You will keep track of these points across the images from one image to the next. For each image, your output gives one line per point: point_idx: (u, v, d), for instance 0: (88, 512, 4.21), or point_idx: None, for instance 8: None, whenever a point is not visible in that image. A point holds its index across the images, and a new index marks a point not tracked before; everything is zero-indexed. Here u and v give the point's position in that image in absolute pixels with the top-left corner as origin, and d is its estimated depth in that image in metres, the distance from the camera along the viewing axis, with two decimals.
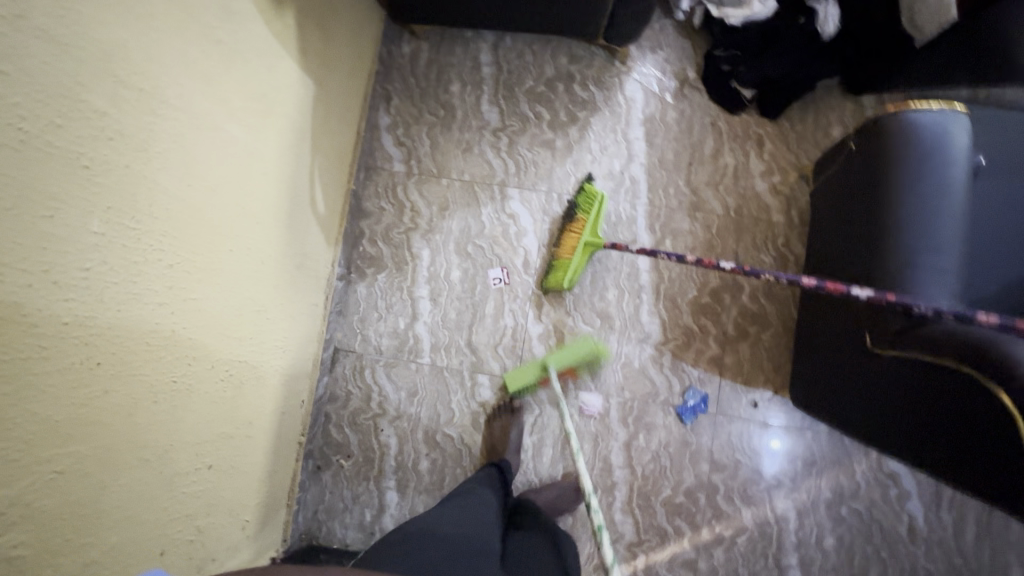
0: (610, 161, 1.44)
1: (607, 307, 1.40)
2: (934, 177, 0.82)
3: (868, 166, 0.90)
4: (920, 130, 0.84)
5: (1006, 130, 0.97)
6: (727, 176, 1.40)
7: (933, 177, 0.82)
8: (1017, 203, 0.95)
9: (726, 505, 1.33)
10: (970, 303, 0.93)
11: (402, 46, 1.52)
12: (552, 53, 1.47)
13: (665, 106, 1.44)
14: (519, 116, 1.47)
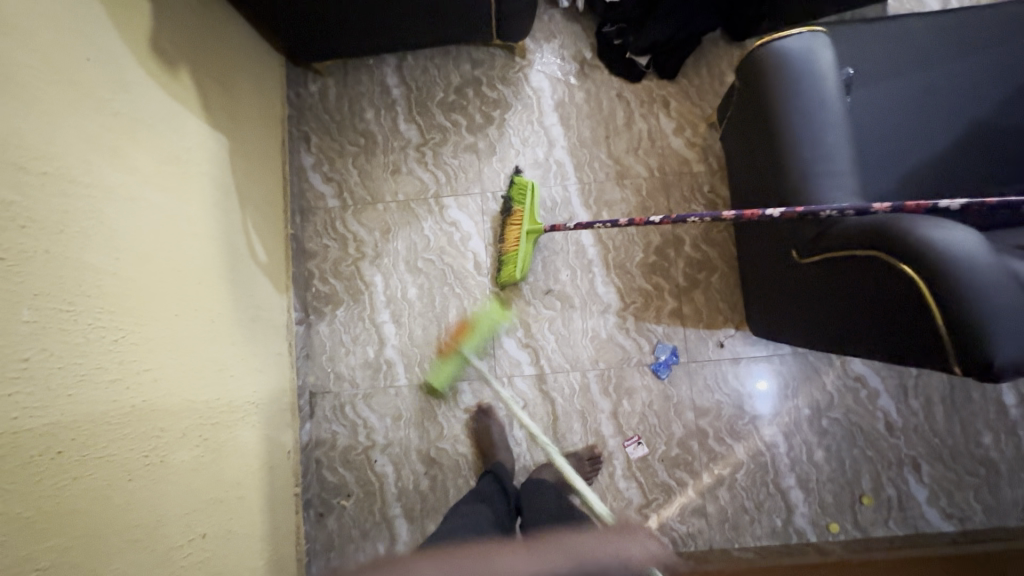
0: (533, 150, 1.49)
1: (564, 287, 1.44)
2: (808, 94, 0.90)
3: (752, 98, 0.98)
4: (785, 56, 0.92)
5: (863, 44, 1.08)
6: (644, 140, 1.48)
7: (806, 94, 0.90)
8: (891, 103, 1.04)
9: (718, 445, 1.38)
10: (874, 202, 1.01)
11: (309, 86, 1.54)
12: (455, 62, 1.52)
13: (571, 88, 1.51)
14: (437, 128, 1.51)
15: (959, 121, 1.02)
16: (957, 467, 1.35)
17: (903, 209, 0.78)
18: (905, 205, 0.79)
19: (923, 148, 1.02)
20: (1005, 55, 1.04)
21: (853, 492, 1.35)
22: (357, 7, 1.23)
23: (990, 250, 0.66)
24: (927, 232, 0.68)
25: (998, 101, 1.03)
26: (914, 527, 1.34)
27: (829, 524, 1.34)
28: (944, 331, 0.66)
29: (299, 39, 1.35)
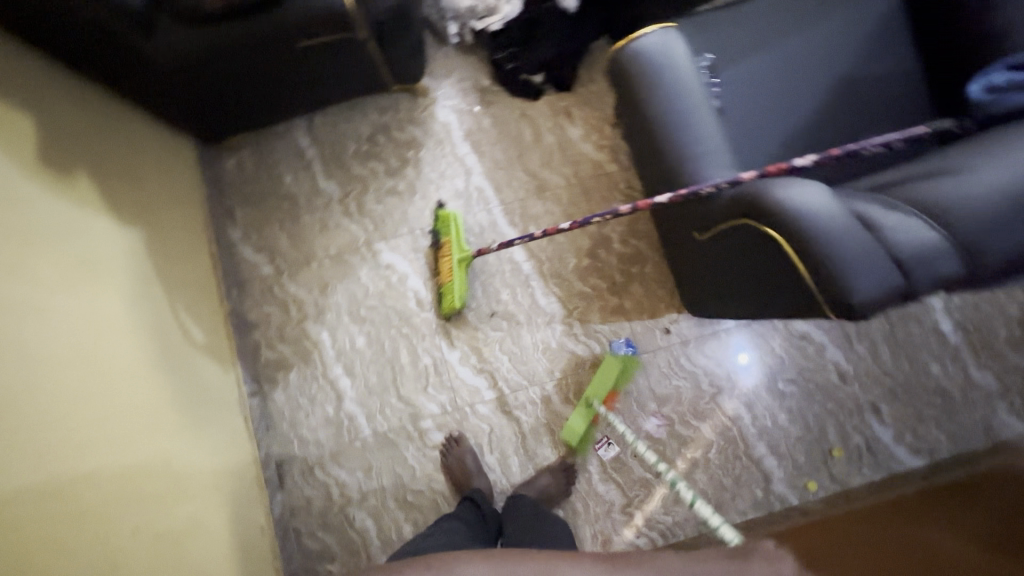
0: (452, 182, 1.53)
1: (507, 306, 1.47)
2: (677, 91, 0.95)
3: (623, 98, 1.02)
4: (648, 55, 0.97)
5: (721, 27, 1.13)
6: (555, 152, 1.53)
7: (675, 93, 0.95)
8: (757, 78, 1.10)
9: (685, 429, 1.40)
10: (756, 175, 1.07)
11: (223, 162, 1.57)
12: (362, 113, 1.57)
13: (477, 116, 1.56)
14: (357, 178, 1.55)
15: (818, 85, 1.09)
16: (915, 401, 1.38)
17: (768, 174, 0.82)
18: (768, 170, 0.83)
19: (792, 116, 1.08)
20: (850, 15, 1.12)
21: (823, 447, 1.38)
22: (250, 84, 1.27)
23: (837, 198, 0.70)
24: (779, 193, 0.71)
25: (853, 56, 1.10)
26: (887, 468, 1.36)
27: (807, 484, 1.36)
28: (810, 285, 0.68)
29: (202, 121, 1.39)
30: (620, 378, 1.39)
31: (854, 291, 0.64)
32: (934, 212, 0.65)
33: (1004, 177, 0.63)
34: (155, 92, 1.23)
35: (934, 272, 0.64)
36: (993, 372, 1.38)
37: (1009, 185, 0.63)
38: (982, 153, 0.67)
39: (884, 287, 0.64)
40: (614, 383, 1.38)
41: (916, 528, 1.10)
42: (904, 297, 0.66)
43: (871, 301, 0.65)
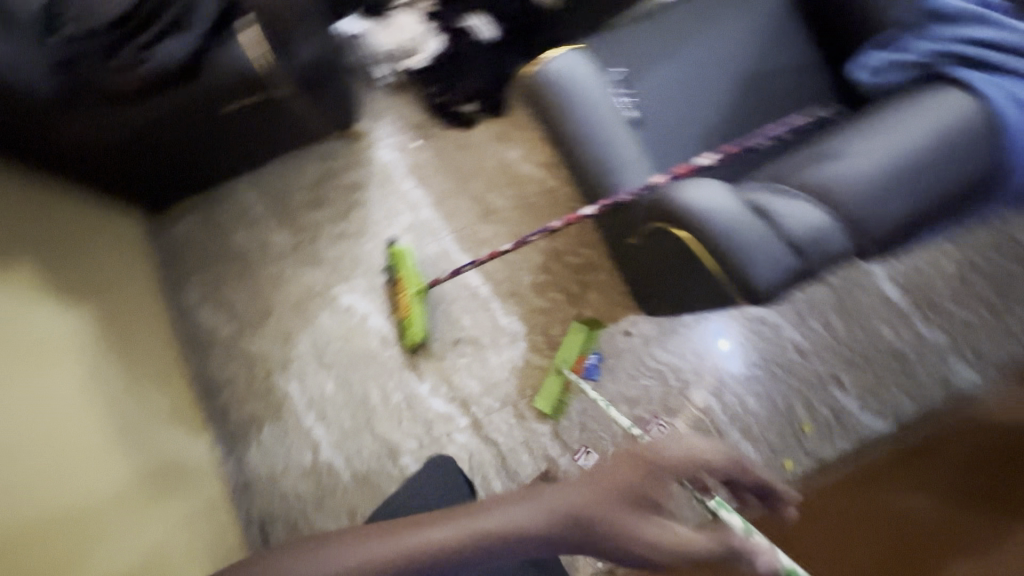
0: (401, 217, 1.56)
1: (469, 331, 1.49)
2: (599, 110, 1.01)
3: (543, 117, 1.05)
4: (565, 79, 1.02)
5: (626, 41, 1.18)
6: (497, 175, 1.58)
7: (598, 112, 1.01)
8: (667, 84, 1.15)
9: (659, 427, 1.42)
10: None
11: (172, 230, 1.57)
12: (304, 162, 1.60)
13: (416, 151, 1.60)
14: (307, 226, 1.57)
15: (723, 84, 1.15)
16: (873, 367, 1.43)
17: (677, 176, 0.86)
18: (677, 173, 0.87)
19: (703, 117, 1.14)
20: (744, 12, 1.18)
21: (793, 424, 1.41)
22: (185, 153, 1.29)
23: (733, 192, 0.74)
24: (682, 194, 0.75)
25: (754, 52, 1.16)
26: (857, 435, 1.40)
27: (784, 462, 1.39)
28: (720, 278, 0.72)
29: (142, 191, 1.39)
30: (586, 344, 1.45)
31: (758, 276, 0.68)
32: (820, 193, 0.69)
33: (873, 156, 0.69)
34: (89, 173, 1.23)
35: (826, 248, 0.68)
36: (941, 328, 1.44)
37: (878, 162, 0.68)
38: (854, 133, 0.73)
39: (786, 268, 0.68)
40: (580, 348, 1.45)
41: (893, 494, 1.12)
42: (805, 274, 0.70)
43: (775, 283, 0.69)
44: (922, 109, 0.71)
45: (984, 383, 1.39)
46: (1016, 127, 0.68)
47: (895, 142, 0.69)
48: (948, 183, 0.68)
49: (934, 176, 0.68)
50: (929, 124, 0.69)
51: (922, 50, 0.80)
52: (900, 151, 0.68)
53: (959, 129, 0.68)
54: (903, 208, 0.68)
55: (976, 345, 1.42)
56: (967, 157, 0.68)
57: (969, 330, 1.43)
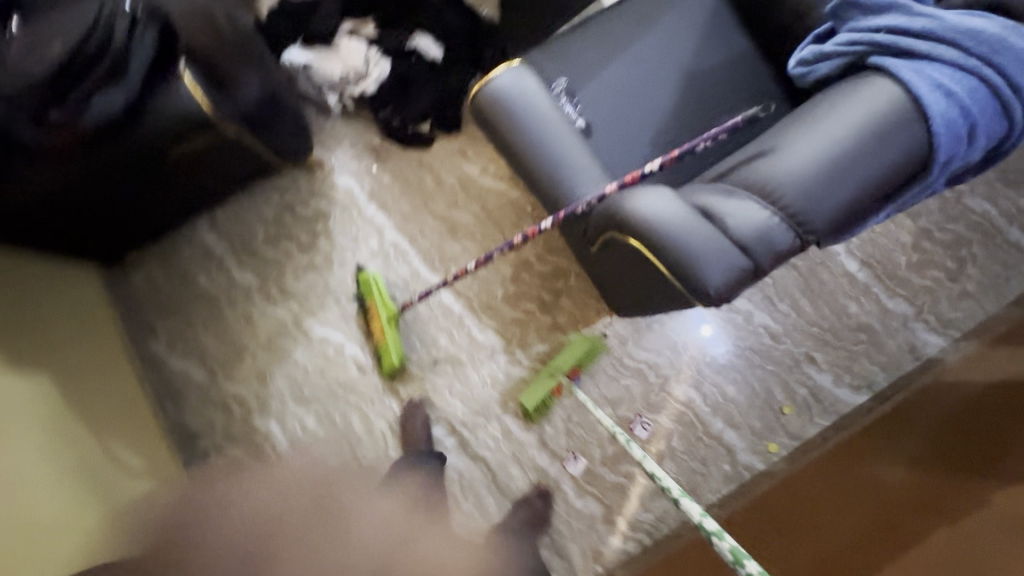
0: (366, 243, 1.55)
1: (446, 350, 1.48)
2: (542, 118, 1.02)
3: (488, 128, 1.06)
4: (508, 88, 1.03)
5: (568, 51, 1.19)
6: (458, 192, 1.57)
7: (540, 122, 1.02)
8: (611, 93, 1.18)
9: (644, 425, 1.43)
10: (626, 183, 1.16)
11: (133, 280, 1.54)
12: (262, 198, 1.57)
13: (376, 175, 1.59)
14: (271, 262, 1.54)
15: (665, 87, 1.18)
16: (844, 343, 1.46)
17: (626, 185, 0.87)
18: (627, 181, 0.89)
19: (649, 121, 1.17)
20: (679, 14, 1.20)
21: (774, 407, 1.43)
22: (132, 204, 1.26)
23: (679, 197, 0.76)
24: (632, 205, 0.77)
25: (691, 52, 1.19)
26: (836, 412, 1.43)
27: (768, 446, 1.41)
28: (678, 284, 0.73)
29: (91, 242, 1.35)
30: (586, 357, 1.45)
31: (708, 279, 0.69)
32: (763, 192, 0.70)
33: (806, 151, 0.70)
34: (32, 228, 1.20)
35: (772, 245, 0.69)
36: (905, 298, 1.47)
37: (811, 157, 0.70)
38: (789, 129, 0.74)
39: (734, 269, 0.70)
40: (579, 360, 1.44)
41: (869, 467, 1.17)
42: (756, 273, 0.71)
43: (725, 285, 0.70)
44: (852, 99, 0.72)
45: (950, 347, 1.43)
46: (946, 112, 0.68)
47: (826, 136, 0.70)
48: (884, 171, 0.69)
49: (867, 165, 0.69)
50: (859, 113, 0.70)
51: (848, 42, 0.80)
52: (832, 144, 0.70)
53: (890, 117, 0.69)
54: (841, 199, 0.69)
55: (939, 311, 1.46)
56: (902, 144, 0.68)
57: (931, 297, 1.47)
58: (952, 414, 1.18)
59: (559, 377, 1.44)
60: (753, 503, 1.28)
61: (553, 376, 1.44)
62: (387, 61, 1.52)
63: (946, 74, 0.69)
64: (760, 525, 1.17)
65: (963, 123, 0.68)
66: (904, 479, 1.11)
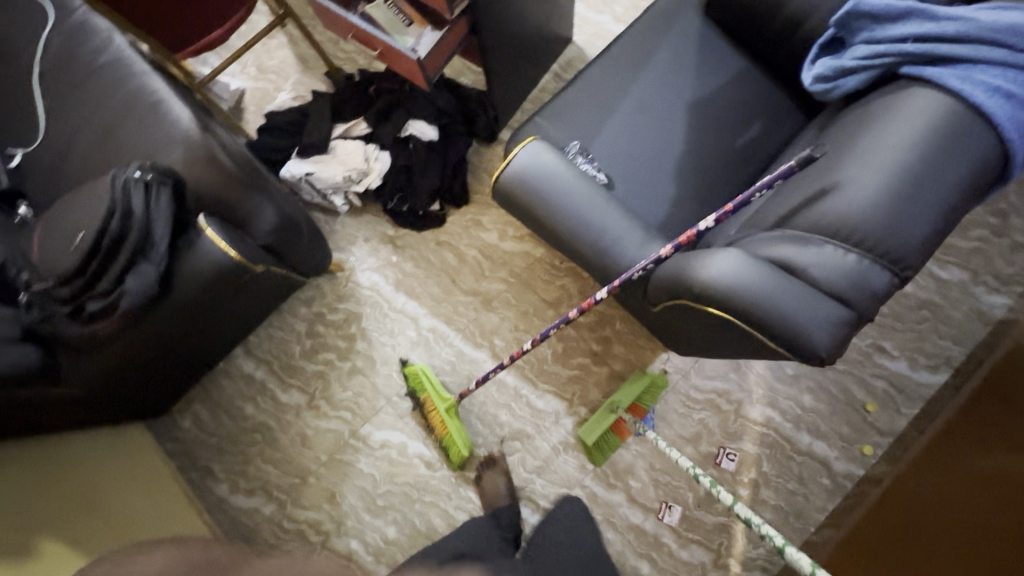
0: (404, 335, 1.52)
1: (510, 425, 1.44)
2: (572, 205, 1.00)
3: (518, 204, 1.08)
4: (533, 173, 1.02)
5: (570, 112, 1.19)
6: (482, 261, 1.55)
7: (569, 210, 1.00)
8: (623, 142, 1.17)
9: (729, 456, 1.38)
10: (661, 229, 1.12)
11: (181, 426, 1.52)
12: (291, 314, 1.56)
13: (397, 264, 1.57)
14: (314, 375, 1.52)
15: (675, 123, 1.17)
16: (909, 325, 1.41)
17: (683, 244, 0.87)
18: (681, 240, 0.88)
19: (669, 160, 1.15)
20: (668, 51, 1.21)
21: (857, 407, 1.38)
22: (176, 360, 1.23)
23: (752, 254, 0.72)
24: (704, 274, 0.73)
25: (691, 84, 1.19)
26: (921, 397, 1.37)
27: (863, 449, 1.36)
28: (779, 349, 0.69)
29: (140, 405, 1.34)
30: (648, 394, 1.37)
31: (813, 340, 0.66)
32: (847, 235, 0.67)
33: (881, 181, 0.66)
34: (89, 409, 1.20)
35: (869, 289, 0.66)
36: (957, 265, 1.43)
37: (888, 187, 0.65)
38: (850, 158, 0.70)
39: (839, 325, 0.67)
40: (639, 396, 1.37)
41: (980, 459, 1.10)
42: (856, 321, 0.68)
43: (834, 343, 0.67)
44: (909, 116, 0.68)
45: (1018, 304, 1.38)
46: (1013, 114, 0.65)
47: (898, 162, 0.66)
48: (965, 185, 0.66)
49: (950, 181, 0.65)
50: (923, 131, 0.66)
51: (870, 55, 0.79)
52: (907, 168, 0.65)
53: (957, 127, 0.65)
54: (931, 222, 0.66)
55: (995, 270, 1.42)
56: (975, 154, 0.65)
57: (983, 257, 1.43)
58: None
59: (619, 412, 1.37)
60: (867, 516, 1.22)
61: (611, 411, 1.38)
62: (385, 152, 1.51)
63: (1001, 77, 0.66)
64: (876, 546, 1.13)
65: None
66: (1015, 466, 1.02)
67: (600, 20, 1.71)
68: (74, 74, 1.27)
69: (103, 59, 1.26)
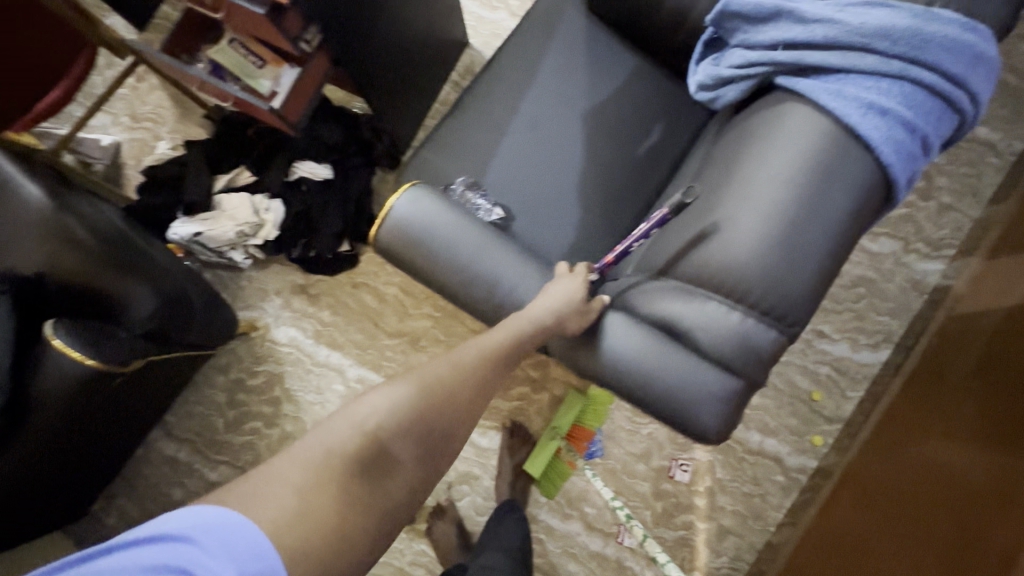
0: (332, 390, 1.43)
1: (455, 470, 1.37)
2: (475, 267, 0.90)
3: (562, 336, 0.73)
4: (556, 284, 0.76)
5: (453, 142, 1.08)
6: (404, 299, 1.46)
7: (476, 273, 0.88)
8: (518, 168, 1.07)
9: (682, 467, 1.33)
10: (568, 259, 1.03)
11: (109, 524, 1.40)
12: (207, 385, 1.45)
13: (314, 315, 1.46)
14: (242, 448, 1.42)
15: (569, 139, 1.07)
16: (846, 305, 1.36)
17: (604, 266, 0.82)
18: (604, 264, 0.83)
19: (567, 182, 1.06)
20: (552, 57, 1.10)
21: (803, 398, 1.34)
22: (59, 482, 1.12)
23: (641, 321, 0.71)
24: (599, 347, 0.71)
25: (581, 93, 1.09)
26: (865, 378, 1.34)
27: (813, 440, 1.33)
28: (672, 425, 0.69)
29: (64, 512, 1.24)
30: (586, 416, 1.33)
31: (703, 423, 0.66)
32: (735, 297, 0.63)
33: (757, 226, 0.62)
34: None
35: (758, 356, 0.64)
36: (888, 235, 1.38)
37: (764, 233, 0.62)
38: (728, 195, 0.65)
39: (728, 399, 0.66)
40: (579, 418, 1.33)
41: (919, 446, 1.07)
42: (748, 391, 0.66)
43: (723, 420, 0.66)
44: (784, 145, 0.63)
45: (951, 269, 1.34)
46: (890, 135, 0.60)
47: (772, 203, 0.62)
48: (844, 221, 0.62)
49: (831, 218, 0.61)
50: (798, 167, 0.61)
51: (744, 63, 0.70)
52: (785, 210, 0.61)
53: (829, 158, 0.61)
54: (817, 265, 0.62)
55: (925, 236, 1.38)
56: (854, 184, 0.61)
57: (912, 224, 1.38)
58: (988, 363, 1.04)
59: (561, 438, 1.33)
60: (820, 512, 1.18)
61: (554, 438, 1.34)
62: (278, 200, 1.38)
63: (876, 89, 0.61)
64: (828, 541, 1.12)
65: (911, 142, 0.61)
66: (979, 466, 0.94)
67: (495, 18, 1.58)
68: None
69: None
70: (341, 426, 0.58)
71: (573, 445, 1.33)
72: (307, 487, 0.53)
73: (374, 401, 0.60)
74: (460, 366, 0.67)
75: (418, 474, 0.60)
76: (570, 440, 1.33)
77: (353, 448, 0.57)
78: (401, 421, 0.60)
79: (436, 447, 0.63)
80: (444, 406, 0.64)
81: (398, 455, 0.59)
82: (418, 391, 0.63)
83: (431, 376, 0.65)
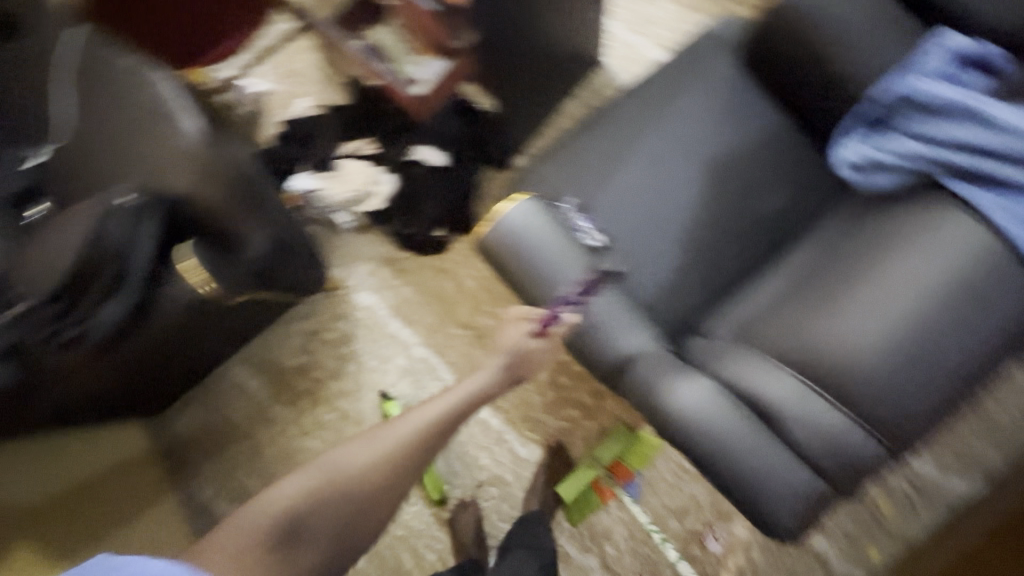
0: (395, 363, 1.50)
1: (489, 471, 1.39)
2: (573, 292, 0.91)
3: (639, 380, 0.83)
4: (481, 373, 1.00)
5: (572, 159, 1.06)
6: (481, 295, 1.49)
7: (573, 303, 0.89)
8: (635, 195, 1.03)
9: (716, 536, 1.28)
10: (658, 301, 1.00)
11: (174, 426, 1.54)
12: (286, 327, 1.56)
13: (395, 288, 1.53)
14: (303, 393, 1.52)
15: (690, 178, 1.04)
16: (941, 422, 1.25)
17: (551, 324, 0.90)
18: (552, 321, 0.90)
19: (674, 225, 1.03)
20: (692, 92, 1.07)
21: (868, 505, 1.24)
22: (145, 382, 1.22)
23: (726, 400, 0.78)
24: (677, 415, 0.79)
25: (714, 135, 1.05)
26: (945, 505, 1.22)
27: (868, 552, 1.23)
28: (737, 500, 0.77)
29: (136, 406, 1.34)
30: (631, 455, 1.30)
31: (775, 509, 0.75)
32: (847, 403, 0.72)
33: (881, 330, 0.70)
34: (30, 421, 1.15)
35: (856, 453, 0.72)
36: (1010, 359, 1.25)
37: (884, 342, 0.70)
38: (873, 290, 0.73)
39: (804, 496, 0.74)
40: (622, 455, 1.31)
41: None
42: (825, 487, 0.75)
43: (797, 510, 0.75)
44: (941, 258, 0.71)
45: None
46: None
47: (921, 308, 0.70)
48: (957, 353, 0.69)
49: (978, 331, 0.70)
50: (953, 281, 0.70)
51: (909, 159, 0.78)
52: (933, 315, 0.70)
53: (958, 295, 0.69)
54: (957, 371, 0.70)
55: None
56: (1008, 307, 0.70)
57: None
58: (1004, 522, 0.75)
59: (600, 470, 1.31)
60: None
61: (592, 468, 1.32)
62: (389, 173, 1.48)
63: None
64: None
65: None
66: None
67: (635, 42, 1.57)
68: (59, 65, 1.15)
69: (103, 52, 1.13)
70: (254, 515, 0.82)
71: (610, 480, 1.31)
72: (234, 555, 0.76)
73: (281, 492, 0.85)
74: (397, 436, 0.92)
75: (329, 548, 0.84)
76: (609, 475, 1.31)
77: (266, 527, 0.80)
78: (306, 504, 0.84)
79: (348, 526, 0.87)
80: (373, 468, 0.89)
81: (305, 534, 0.82)
82: (328, 479, 0.87)
83: (355, 454, 0.90)
